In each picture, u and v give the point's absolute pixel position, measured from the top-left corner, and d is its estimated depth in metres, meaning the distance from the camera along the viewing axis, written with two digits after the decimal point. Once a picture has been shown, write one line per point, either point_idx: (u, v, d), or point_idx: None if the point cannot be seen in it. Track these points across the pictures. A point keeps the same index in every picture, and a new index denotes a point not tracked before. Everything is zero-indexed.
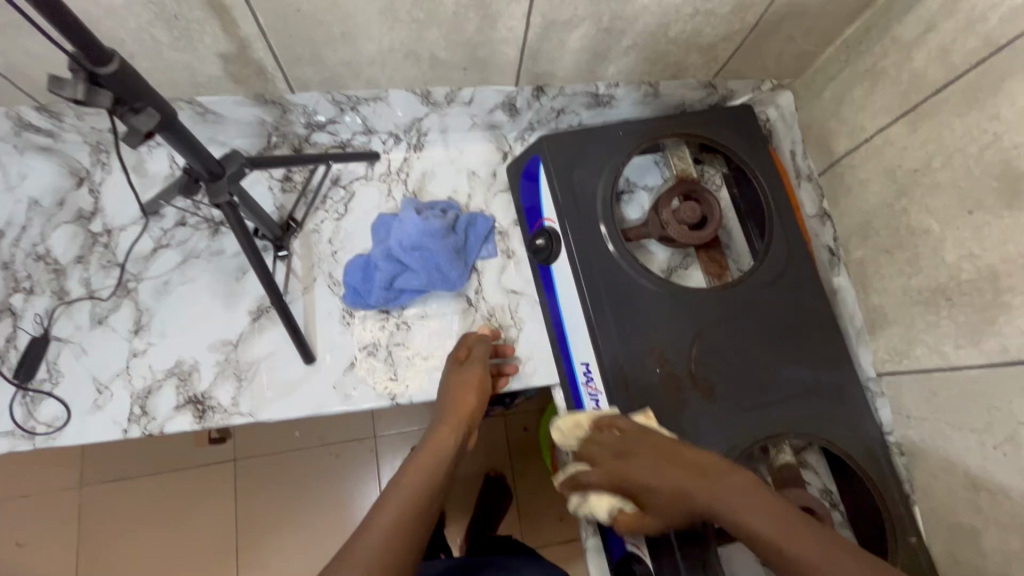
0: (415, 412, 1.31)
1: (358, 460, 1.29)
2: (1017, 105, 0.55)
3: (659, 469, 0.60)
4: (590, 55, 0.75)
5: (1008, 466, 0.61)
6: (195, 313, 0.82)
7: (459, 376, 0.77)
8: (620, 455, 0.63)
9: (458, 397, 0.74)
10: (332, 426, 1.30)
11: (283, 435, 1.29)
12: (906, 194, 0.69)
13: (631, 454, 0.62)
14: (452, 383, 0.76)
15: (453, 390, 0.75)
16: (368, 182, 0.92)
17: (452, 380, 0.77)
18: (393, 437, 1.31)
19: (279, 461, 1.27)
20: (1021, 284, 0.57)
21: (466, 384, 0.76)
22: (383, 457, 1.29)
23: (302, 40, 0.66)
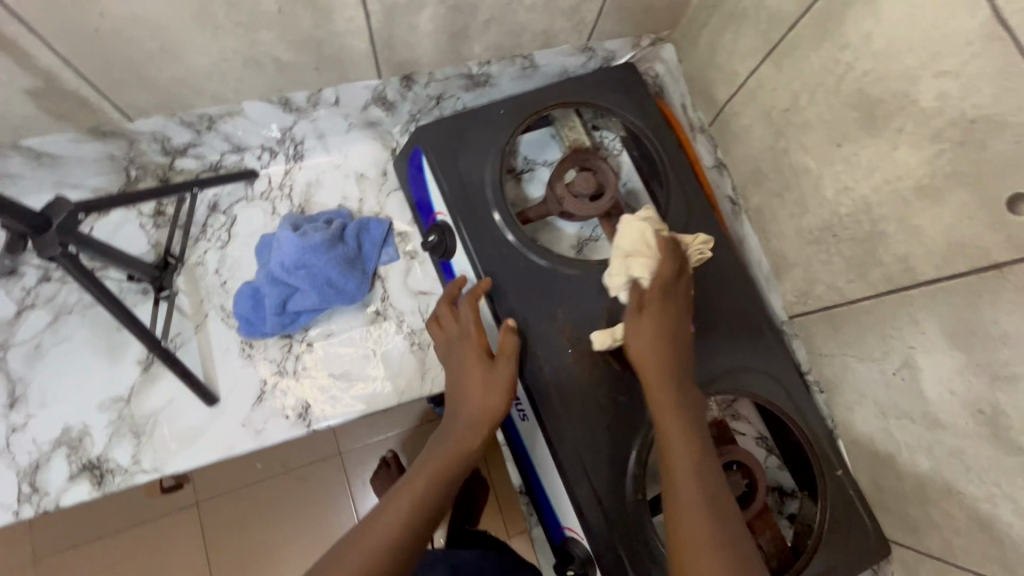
0: (377, 423, 1.22)
1: (325, 484, 1.21)
2: (859, 32, 0.53)
3: (674, 354, 0.63)
4: (448, 34, 0.71)
5: (909, 391, 0.61)
6: (79, 374, 0.76)
7: (480, 372, 0.68)
8: (663, 310, 0.64)
9: (482, 402, 0.66)
10: (293, 451, 1.20)
11: (243, 467, 1.19)
12: (785, 135, 0.68)
13: (665, 318, 0.63)
14: (473, 381, 0.68)
15: (473, 392, 0.67)
16: (250, 203, 0.86)
17: (470, 376, 0.68)
18: (359, 451, 1.22)
19: (237, 499, 1.19)
20: (892, 213, 0.56)
21: (489, 383, 0.67)
22: (352, 474, 1.21)
23: (116, 62, 0.60)
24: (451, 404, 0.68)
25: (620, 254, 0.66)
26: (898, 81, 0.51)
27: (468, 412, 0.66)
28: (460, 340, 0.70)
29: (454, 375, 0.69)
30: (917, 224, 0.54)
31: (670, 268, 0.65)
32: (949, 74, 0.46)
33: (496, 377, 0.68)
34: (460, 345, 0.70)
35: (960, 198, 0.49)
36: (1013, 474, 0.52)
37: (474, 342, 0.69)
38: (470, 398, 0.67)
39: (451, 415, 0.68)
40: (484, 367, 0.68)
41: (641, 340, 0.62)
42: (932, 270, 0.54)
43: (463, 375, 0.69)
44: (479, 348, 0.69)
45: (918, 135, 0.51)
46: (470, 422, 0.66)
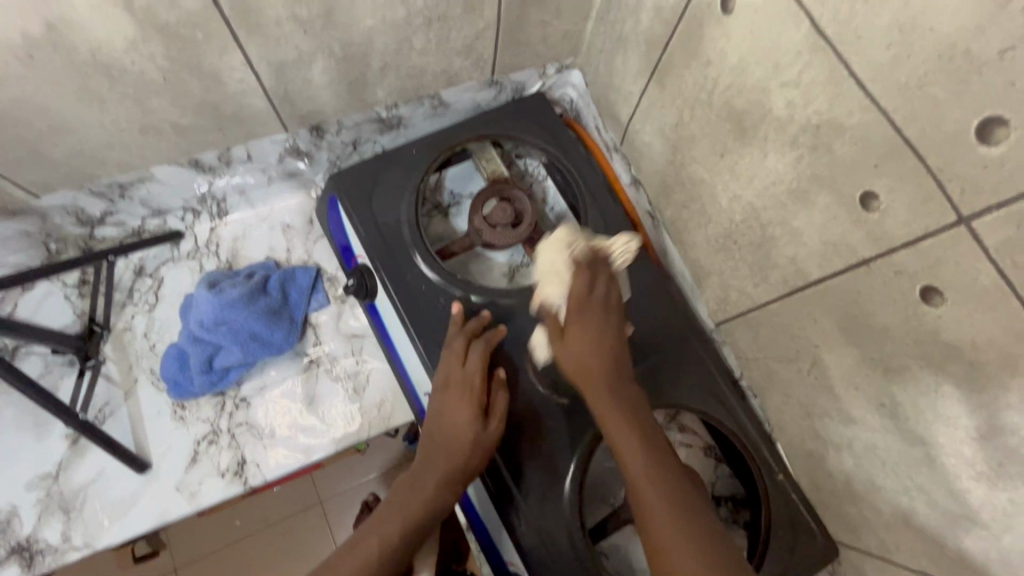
0: (358, 466, 1.16)
1: (308, 536, 1.15)
2: (717, 49, 0.55)
3: (606, 354, 0.61)
4: (346, 84, 0.73)
5: (822, 389, 0.62)
6: (5, 454, 0.74)
7: (470, 428, 0.66)
8: (586, 333, 0.61)
9: (464, 464, 0.65)
10: (272, 503, 1.15)
11: (222, 524, 1.13)
12: (679, 150, 0.70)
13: (588, 338, 0.61)
14: (459, 438, 0.66)
15: (456, 450, 0.65)
16: (177, 264, 0.86)
17: (458, 436, 0.66)
18: (341, 497, 1.17)
19: (218, 559, 1.13)
20: (775, 217, 0.57)
21: (475, 445, 0.66)
22: (334, 522, 1.15)
23: (7, 143, 0.61)
24: (431, 452, 0.66)
25: (543, 278, 0.65)
26: (754, 93, 0.53)
27: (446, 471, 0.65)
28: (457, 385, 0.68)
29: (441, 422, 0.67)
30: (796, 226, 0.55)
31: (580, 286, 0.61)
32: (791, 84, 0.48)
33: (481, 440, 0.66)
34: (455, 392, 0.68)
35: (824, 199, 0.50)
36: (920, 466, 0.52)
37: (472, 395, 0.67)
38: (454, 456, 0.65)
39: (433, 459, 0.66)
40: (475, 428, 0.66)
41: (581, 375, 0.61)
42: (817, 270, 0.55)
43: (452, 424, 0.66)
44: (475, 404, 0.67)
45: (781, 142, 0.52)
46: (445, 479, 0.65)
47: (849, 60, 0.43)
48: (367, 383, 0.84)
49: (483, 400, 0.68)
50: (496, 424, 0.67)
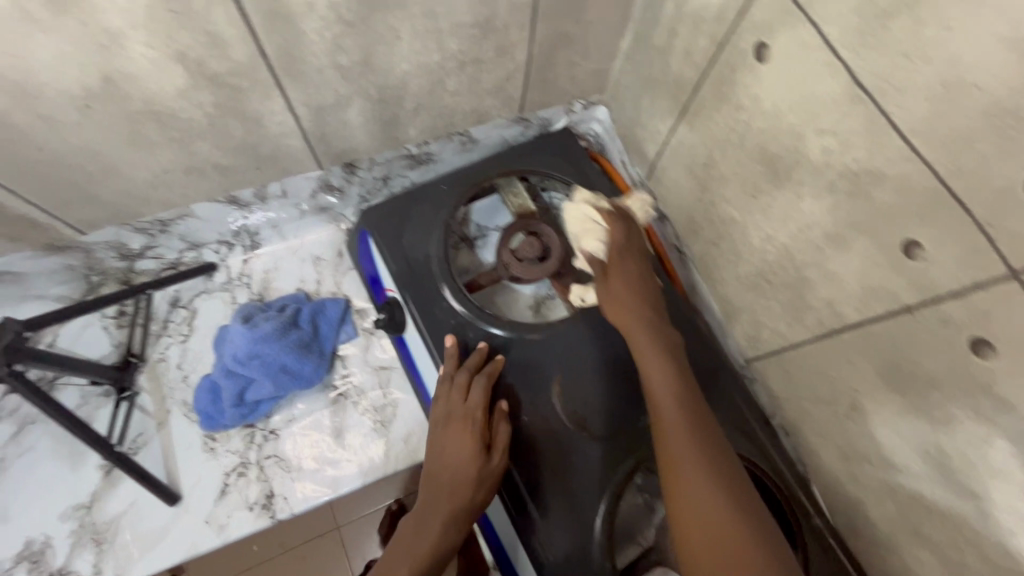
0: (378, 491, 1.12)
1: (325, 562, 1.13)
2: (750, 94, 0.56)
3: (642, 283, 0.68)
4: (380, 124, 0.75)
5: (862, 433, 0.60)
6: (42, 484, 0.76)
7: (472, 463, 0.66)
8: (626, 272, 0.69)
9: (468, 499, 0.65)
10: (289, 529, 1.11)
11: (237, 550, 1.10)
12: (709, 189, 0.70)
13: (629, 277, 0.69)
14: (463, 473, 0.66)
15: (459, 485, 0.66)
16: (210, 295, 0.88)
17: (462, 470, 0.66)
18: (359, 522, 1.13)
19: None
20: (811, 259, 0.57)
21: (478, 479, 0.66)
22: (352, 549, 1.12)
23: (60, 186, 0.63)
24: (435, 487, 0.67)
25: (582, 237, 0.73)
26: (789, 138, 0.53)
27: (451, 505, 0.65)
28: (458, 420, 0.69)
29: (443, 456, 0.68)
30: (833, 269, 0.55)
31: (619, 235, 0.72)
32: (828, 131, 0.48)
33: (485, 473, 0.66)
34: (457, 426, 0.69)
35: (863, 245, 0.50)
36: (970, 519, 0.50)
37: (472, 429, 0.68)
38: (457, 492, 0.65)
39: (438, 496, 0.66)
40: (479, 463, 0.66)
41: (617, 310, 0.66)
42: (855, 313, 0.54)
43: (455, 459, 0.67)
44: (476, 438, 0.67)
45: (817, 187, 0.52)
46: (450, 515, 0.65)
47: (889, 112, 0.43)
48: (394, 416, 0.84)
49: (485, 433, 0.68)
50: (499, 457, 0.67)
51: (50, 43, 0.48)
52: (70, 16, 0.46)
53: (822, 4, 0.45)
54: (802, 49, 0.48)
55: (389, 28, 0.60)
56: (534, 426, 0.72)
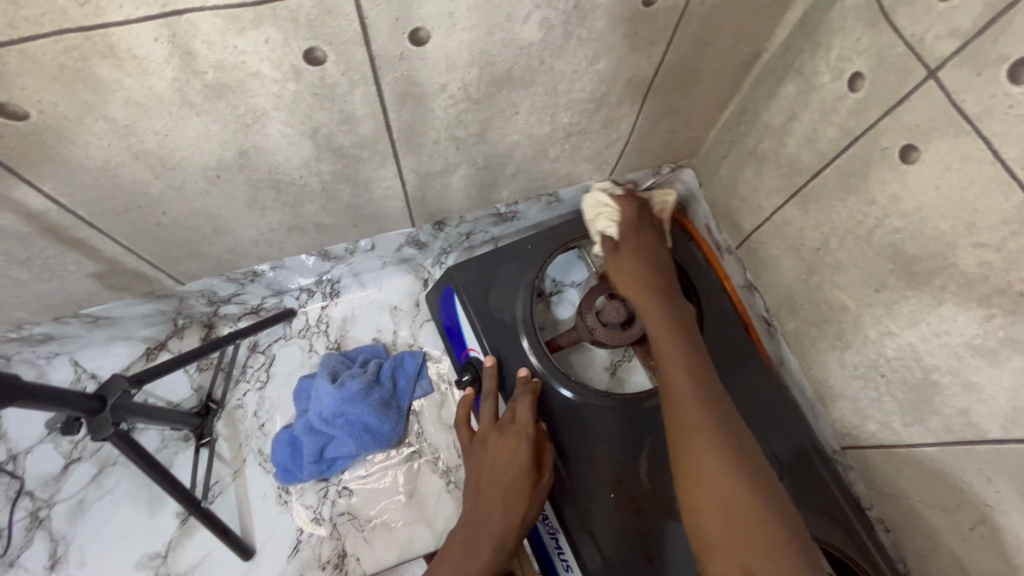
0: None
1: None
2: (887, 191, 0.54)
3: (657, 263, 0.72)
4: (478, 187, 0.74)
5: (990, 550, 0.56)
6: (119, 528, 0.76)
7: (525, 482, 0.64)
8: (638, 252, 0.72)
9: (521, 520, 0.62)
10: None
11: None
12: (817, 272, 0.68)
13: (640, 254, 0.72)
14: (516, 493, 0.63)
15: (513, 502, 0.63)
16: (288, 341, 0.88)
17: (516, 487, 0.63)
18: None
19: None
20: (945, 364, 0.54)
21: (529, 499, 0.63)
22: None
23: (174, 244, 0.64)
24: (483, 504, 0.64)
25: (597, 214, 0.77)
26: (934, 243, 0.51)
27: (502, 524, 0.62)
28: (509, 435, 0.67)
29: (492, 471, 0.65)
30: (974, 380, 0.52)
31: (632, 215, 0.76)
32: (989, 246, 0.46)
33: (536, 493, 0.64)
34: (506, 442, 0.67)
35: (1018, 363, 0.47)
36: None
37: (522, 447, 0.66)
38: (510, 509, 0.62)
39: (490, 505, 0.63)
40: (532, 481, 0.64)
41: (630, 288, 0.69)
42: (998, 430, 0.51)
43: (507, 470, 0.65)
44: (530, 455, 0.65)
45: (964, 297, 0.50)
46: (502, 537, 0.61)
47: None
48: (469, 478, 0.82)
49: (536, 452, 0.66)
50: (548, 478, 0.66)
51: (201, 124, 0.48)
52: (224, 100, 0.47)
53: (999, 120, 0.43)
54: (964, 159, 0.46)
55: (510, 104, 0.60)
56: (621, 503, 0.67)
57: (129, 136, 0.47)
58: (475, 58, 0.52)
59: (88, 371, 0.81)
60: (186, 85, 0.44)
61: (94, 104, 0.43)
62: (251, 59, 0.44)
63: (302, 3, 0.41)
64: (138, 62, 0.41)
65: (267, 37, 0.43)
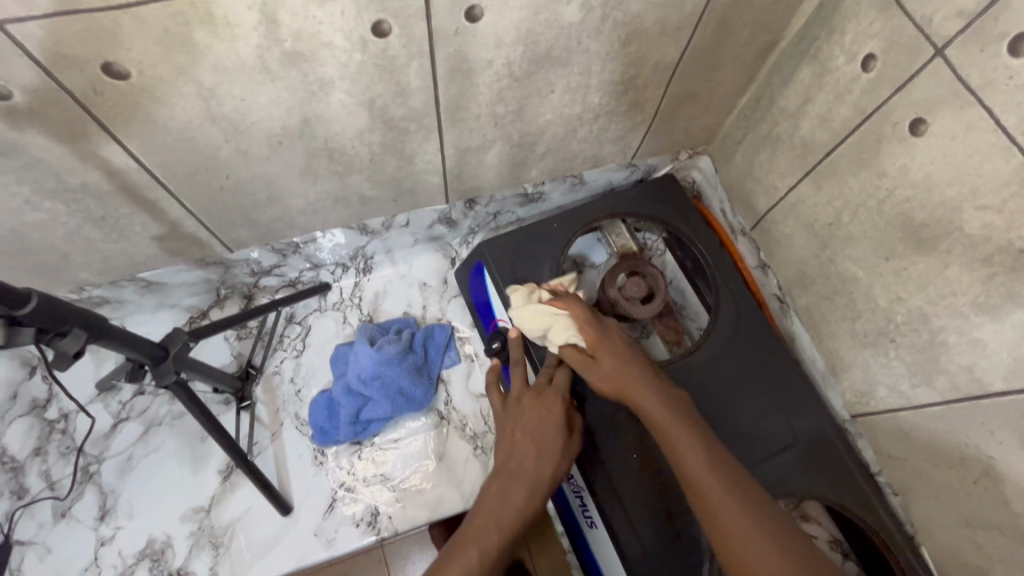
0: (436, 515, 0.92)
1: None
2: (897, 164, 0.58)
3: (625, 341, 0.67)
4: (509, 165, 0.79)
5: (992, 500, 0.60)
6: (165, 483, 0.80)
7: (558, 440, 0.65)
8: (612, 351, 0.64)
9: (553, 471, 0.63)
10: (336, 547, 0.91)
11: None
12: (829, 246, 0.72)
13: (615, 354, 0.64)
14: (550, 446, 0.65)
15: (548, 457, 0.64)
16: (323, 313, 0.92)
17: (550, 444, 0.65)
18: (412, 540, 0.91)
19: None
20: (951, 325, 0.58)
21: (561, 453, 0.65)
22: None
23: (230, 210, 0.69)
24: (517, 457, 0.64)
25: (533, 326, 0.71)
26: (940, 210, 0.55)
27: (534, 477, 0.62)
28: (545, 396, 0.68)
29: (527, 427, 0.66)
30: (978, 337, 0.56)
31: (594, 315, 0.68)
32: (991, 208, 0.51)
33: (567, 452, 0.66)
34: (540, 402, 0.68)
35: (1018, 317, 0.52)
36: None
37: (557, 406, 0.67)
38: (543, 463, 0.63)
39: (523, 457, 0.64)
40: (564, 439, 0.66)
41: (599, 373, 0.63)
42: (1001, 382, 0.55)
43: (538, 427, 0.66)
44: (562, 418, 0.67)
45: (969, 258, 0.54)
46: (535, 489, 0.62)
47: None
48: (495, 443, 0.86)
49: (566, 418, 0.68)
50: (576, 441, 0.68)
51: (274, 90, 0.53)
52: (297, 67, 0.52)
53: (999, 92, 0.48)
54: (968, 129, 0.51)
55: (547, 83, 0.65)
56: (644, 463, 0.71)
57: (211, 99, 0.52)
58: (521, 37, 0.57)
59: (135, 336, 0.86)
60: (267, 52, 0.49)
61: (187, 66, 0.48)
62: (325, 29, 0.49)
63: None
64: (229, 29, 0.46)
65: (344, 9, 0.48)
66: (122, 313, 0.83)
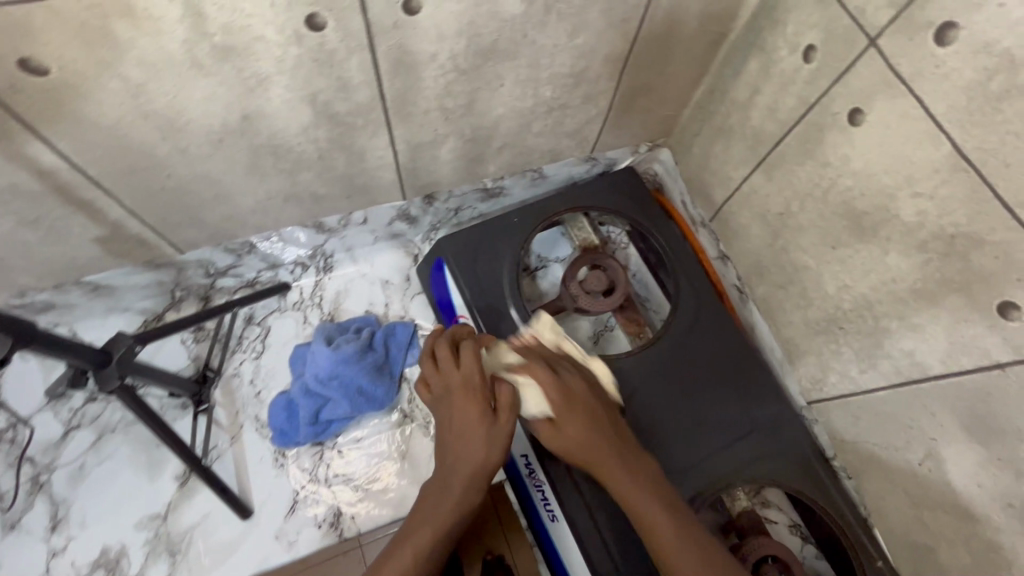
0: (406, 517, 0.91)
1: None
2: (839, 153, 0.59)
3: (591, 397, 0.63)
4: (465, 160, 0.79)
5: (936, 480, 0.62)
6: (119, 491, 0.78)
7: (478, 426, 0.59)
8: (568, 404, 0.61)
9: (482, 460, 0.59)
10: None
11: None
12: (781, 236, 0.73)
13: (571, 408, 0.61)
14: (471, 442, 0.59)
15: (471, 450, 0.59)
16: (283, 314, 0.91)
17: (468, 434, 0.59)
18: None
19: None
20: (893, 310, 0.59)
21: (485, 440, 0.59)
22: None
23: (175, 209, 0.67)
24: (447, 457, 0.61)
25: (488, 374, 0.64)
26: (879, 197, 0.56)
27: (463, 476, 0.60)
28: (458, 384, 0.61)
29: (446, 424, 0.61)
30: (917, 322, 0.57)
31: (557, 361, 0.65)
32: (924, 195, 0.52)
33: (494, 434, 0.60)
34: (453, 392, 0.61)
35: (953, 301, 0.53)
36: None
37: (470, 393, 0.60)
38: (467, 458, 0.59)
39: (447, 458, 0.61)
40: (485, 424, 0.59)
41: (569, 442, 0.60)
42: (939, 365, 0.57)
43: (455, 421, 0.60)
44: (481, 401, 0.59)
45: (906, 245, 0.55)
46: (467, 485, 0.60)
47: (994, 183, 0.46)
48: None
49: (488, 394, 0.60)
50: (508, 415, 0.60)
51: (208, 85, 0.52)
52: (229, 62, 0.50)
53: (928, 81, 0.49)
54: (902, 118, 0.52)
55: (496, 76, 0.64)
56: None
57: (140, 96, 0.50)
58: (463, 29, 0.56)
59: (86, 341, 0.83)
60: (196, 46, 0.48)
61: (110, 61, 0.46)
62: (256, 23, 0.48)
63: None
64: (152, 22, 0.44)
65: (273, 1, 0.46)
66: (71, 318, 0.81)
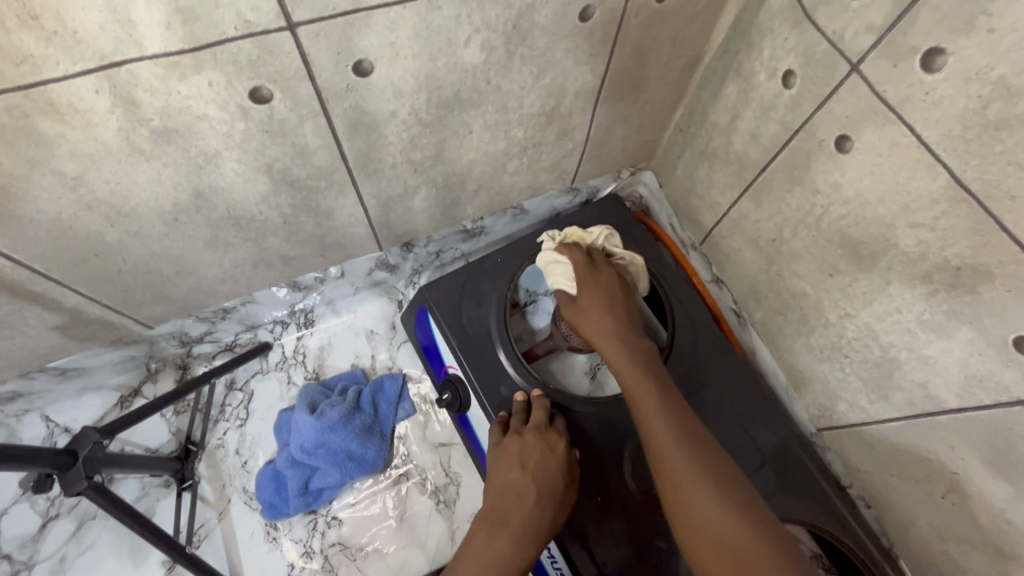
0: None
1: None
2: (830, 180, 0.56)
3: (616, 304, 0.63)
4: (441, 207, 0.75)
5: (962, 516, 0.58)
6: None
7: (555, 483, 0.64)
8: (605, 311, 0.62)
9: (550, 518, 0.63)
10: None
11: None
12: (775, 262, 0.70)
13: (605, 315, 0.62)
14: (545, 487, 0.64)
15: (544, 503, 0.63)
16: (266, 375, 0.87)
17: (546, 486, 0.64)
18: None
19: None
20: (900, 340, 0.56)
21: (561, 496, 0.64)
22: None
23: (137, 288, 0.63)
24: (514, 493, 0.64)
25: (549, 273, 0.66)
26: (875, 226, 0.53)
27: (530, 518, 0.62)
28: (545, 434, 0.67)
29: (530, 463, 0.65)
30: (927, 353, 0.54)
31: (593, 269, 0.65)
32: (924, 226, 0.49)
33: (564, 500, 0.65)
34: (541, 443, 0.66)
35: (965, 334, 0.50)
36: None
37: (559, 448, 0.66)
38: (537, 508, 0.63)
39: (519, 504, 0.63)
40: (562, 483, 0.65)
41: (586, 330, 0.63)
42: (954, 399, 0.53)
43: (534, 468, 0.65)
44: (562, 463, 0.66)
45: (908, 275, 0.52)
46: (529, 531, 0.62)
47: (999, 215, 0.43)
48: (458, 495, 0.82)
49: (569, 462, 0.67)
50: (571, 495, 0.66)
51: (153, 168, 0.49)
52: (173, 144, 0.47)
53: (918, 108, 0.46)
54: (893, 145, 0.49)
55: (462, 125, 0.61)
56: (610, 505, 0.68)
57: (79, 187, 0.47)
58: (421, 84, 0.53)
59: (63, 428, 0.79)
60: (132, 133, 0.44)
61: (40, 158, 0.43)
62: (195, 103, 0.44)
63: (241, 46, 0.42)
64: (80, 114, 0.41)
65: (211, 80, 0.43)
66: (43, 404, 0.77)
